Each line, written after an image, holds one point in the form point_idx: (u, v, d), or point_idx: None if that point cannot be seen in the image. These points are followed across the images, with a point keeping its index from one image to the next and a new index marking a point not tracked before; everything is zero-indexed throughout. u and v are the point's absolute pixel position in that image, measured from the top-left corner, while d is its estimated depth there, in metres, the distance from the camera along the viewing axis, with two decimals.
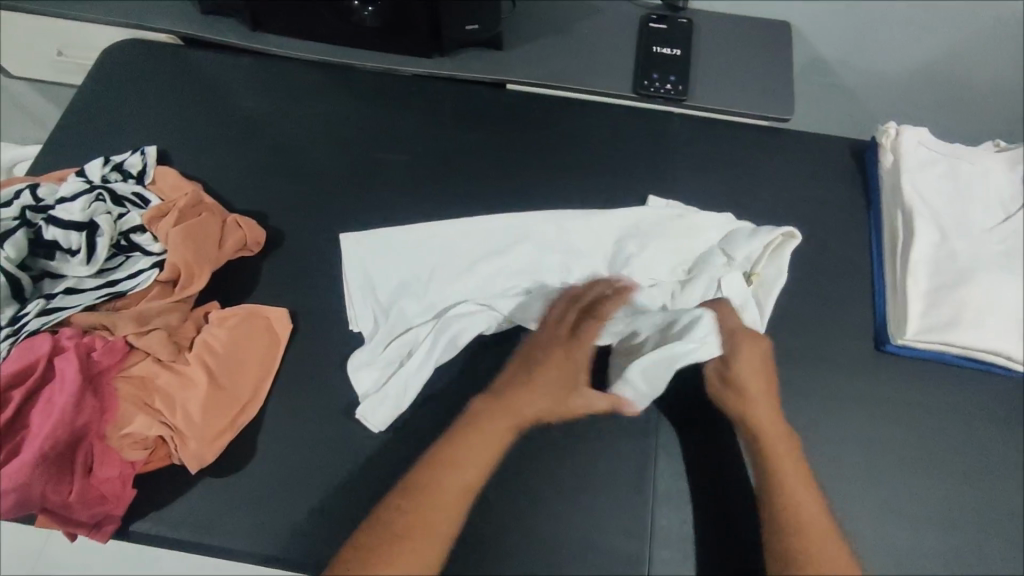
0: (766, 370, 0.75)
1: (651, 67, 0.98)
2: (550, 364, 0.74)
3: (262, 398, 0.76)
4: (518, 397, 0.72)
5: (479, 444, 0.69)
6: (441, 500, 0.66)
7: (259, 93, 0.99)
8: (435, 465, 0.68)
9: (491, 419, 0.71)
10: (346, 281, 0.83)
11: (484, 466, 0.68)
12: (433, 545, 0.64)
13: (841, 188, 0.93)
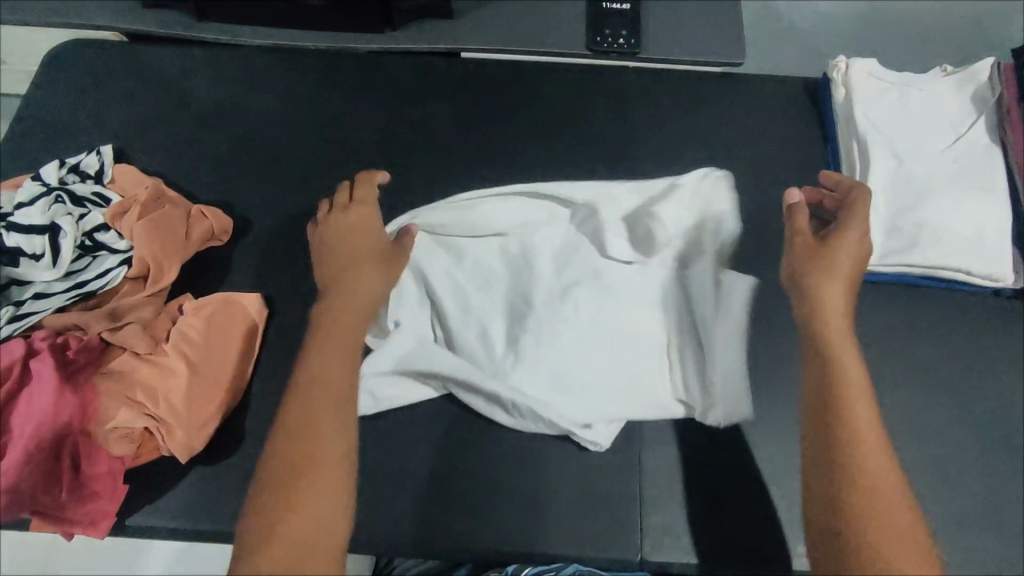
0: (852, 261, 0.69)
1: (602, 23, 0.99)
2: (342, 249, 0.75)
3: (246, 382, 0.77)
4: (349, 291, 0.72)
5: (330, 349, 0.67)
6: (321, 429, 0.61)
7: (211, 82, 0.98)
8: (310, 383, 0.64)
9: (330, 322, 0.69)
10: None
11: (344, 366, 0.66)
12: (335, 460, 0.60)
13: (797, 125, 0.95)
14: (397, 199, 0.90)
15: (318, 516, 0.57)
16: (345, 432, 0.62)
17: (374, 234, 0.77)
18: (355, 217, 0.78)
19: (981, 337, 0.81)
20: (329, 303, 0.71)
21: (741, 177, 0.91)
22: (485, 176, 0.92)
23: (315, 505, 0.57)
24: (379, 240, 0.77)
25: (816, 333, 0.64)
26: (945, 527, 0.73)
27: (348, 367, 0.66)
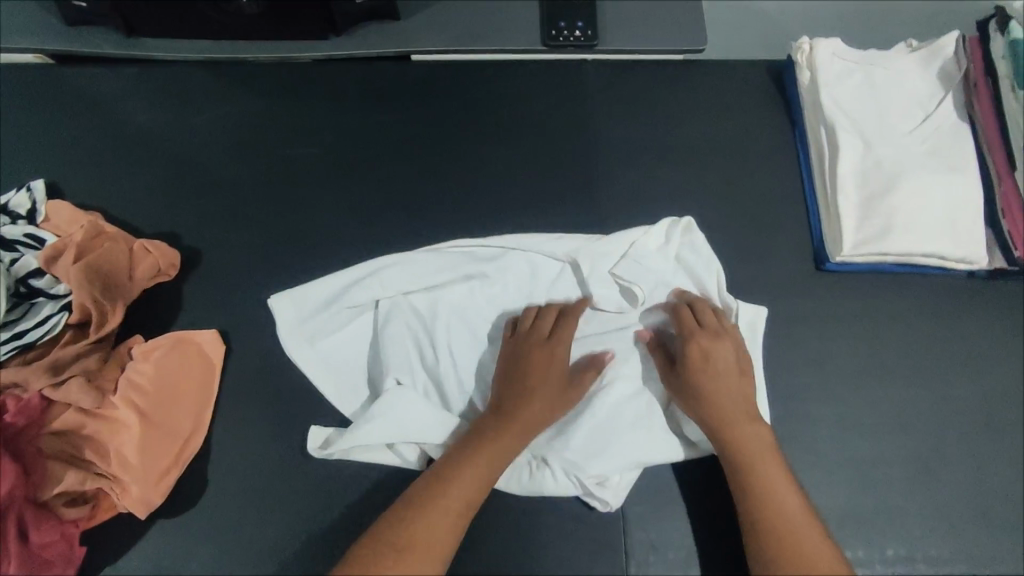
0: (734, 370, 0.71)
1: (557, 16, 0.94)
2: (533, 369, 0.71)
3: (206, 425, 0.73)
4: (519, 416, 0.69)
5: (485, 459, 0.67)
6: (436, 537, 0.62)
7: (148, 105, 0.92)
8: (440, 480, 0.65)
9: (486, 439, 0.68)
10: (306, 322, 0.77)
11: (489, 470, 0.67)
12: (426, 556, 0.60)
13: (763, 112, 0.92)
14: (354, 221, 0.86)
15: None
16: (452, 535, 0.63)
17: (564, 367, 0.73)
18: (555, 350, 0.73)
19: (959, 321, 0.80)
20: (500, 415, 0.69)
21: (710, 172, 0.88)
22: (446, 189, 0.88)
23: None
24: (563, 378, 0.72)
25: (731, 450, 0.68)
26: (934, 521, 0.72)
27: (487, 481, 0.66)
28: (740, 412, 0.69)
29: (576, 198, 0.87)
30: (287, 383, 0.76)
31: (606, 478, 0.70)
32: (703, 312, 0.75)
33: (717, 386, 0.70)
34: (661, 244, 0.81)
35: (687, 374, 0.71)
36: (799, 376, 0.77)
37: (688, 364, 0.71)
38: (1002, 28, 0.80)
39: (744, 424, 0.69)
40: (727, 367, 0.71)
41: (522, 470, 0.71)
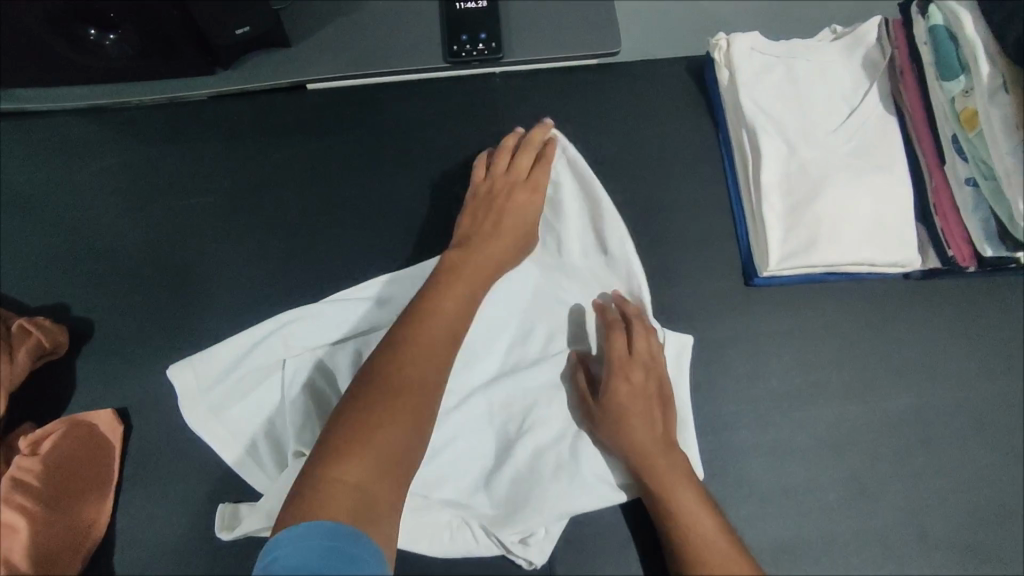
0: (648, 397, 0.69)
1: (458, 29, 0.88)
2: (500, 210, 0.74)
3: (107, 510, 0.70)
4: (488, 253, 0.71)
5: (461, 292, 0.67)
6: (429, 355, 0.61)
7: (26, 161, 0.85)
8: (426, 311, 0.64)
9: (465, 267, 0.69)
10: (205, 388, 0.72)
11: (469, 298, 0.67)
12: (427, 394, 0.59)
13: (685, 115, 0.87)
14: (256, 272, 0.80)
15: (391, 451, 0.54)
16: (444, 362, 0.62)
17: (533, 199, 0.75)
18: (522, 193, 0.75)
19: (894, 329, 0.76)
20: (468, 249, 0.71)
21: (632, 187, 0.83)
22: (352, 230, 0.82)
23: (379, 444, 0.54)
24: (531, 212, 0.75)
25: (656, 495, 0.65)
26: (871, 544, 0.70)
27: (467, 310, 0.66)
28: (654, 440, 0.67)
29: None
30: (192, 457, 0.72)
31: (532, 530, 0.67)
32: (630, 340, 0.71)
33: (632, 413, 0.68)
34: (559, 211, 0.78)
35: (604, 403, 0.69)
36: (729, 402, 0.74)
37: (608, 395, 0.68)
38: (923, 11, 0.74)
39: (657, 452, 0.66)
40: (642, 392, 0.69)
41: (442, 530, 0.68)
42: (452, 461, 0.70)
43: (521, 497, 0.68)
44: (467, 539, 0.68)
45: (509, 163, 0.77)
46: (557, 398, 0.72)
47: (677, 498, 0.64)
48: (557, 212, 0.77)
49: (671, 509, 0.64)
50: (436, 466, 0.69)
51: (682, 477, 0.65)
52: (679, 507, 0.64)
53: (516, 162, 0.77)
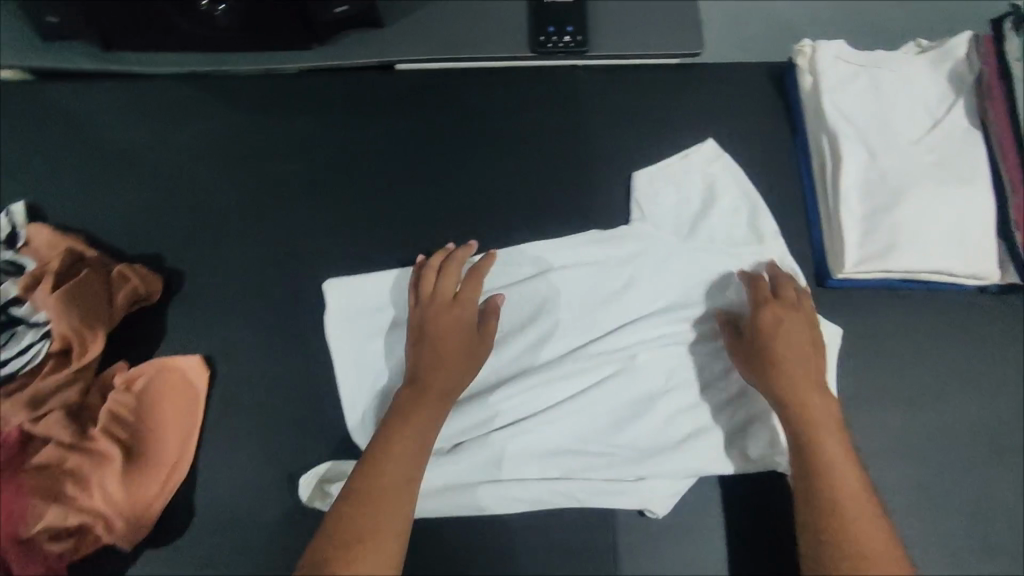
0: (809, 339, 0.72)
1: (546, 20, 0.90)
2: (445, 332, 0.73)
3: (191, 453, 0.72)
4: (436, 384, 0.71)
5: (412, 433, 0.68)
6: (388, 501, 0.63)
7: (128, 117, 0.89)
8: (382, 454, 0.66)
9: (416, 403, 0.70)
10: (352, 327, 0.78)
11: (424, 438, 0.68)
12: (392, 538, 0.62)
13: (764, 118, 0.88)
14: (344, 241, 0.84)
15: None
16: (405, 506, 0.64)
17: (473, 315, 0.74)
18: (459, 309, 0.74)
19: (967, 340, 0.77)
20: (420, 383, 0.71)
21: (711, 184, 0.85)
22: (435, 206, 0.85)
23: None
24: (475, 331, 0.74)
25: (800, 423, 0.68)
26: (934, 548, 0.71)
27: (423, 450, 0.68)
28: (806, 377, 0.69)
29: (567, 212, 0.85)
30: (274, 409, 0.75)
31: (647, 492, 0.75)
32: (782, 285, 0.75)
33: (790, 349, 0.71)
34: (721, 199, 0.83)
35: (759, 341, 0.72)
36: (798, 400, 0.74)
37: (758, 330, 0.72)
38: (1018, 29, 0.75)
39: (810, 388, 0.69)
40: (802, 333, 0.72)
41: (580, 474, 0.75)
42: (578, 425, 0.77)
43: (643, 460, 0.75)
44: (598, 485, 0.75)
45: (441, 280, 0.76)
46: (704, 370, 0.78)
47: (821, 433, 0.67)
48: (706, 201, 0.83)
49: (816, 440, 0.66)
50: (561, 429, 0.77)
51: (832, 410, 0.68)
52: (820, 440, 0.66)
53: (443, 282, 0.75)
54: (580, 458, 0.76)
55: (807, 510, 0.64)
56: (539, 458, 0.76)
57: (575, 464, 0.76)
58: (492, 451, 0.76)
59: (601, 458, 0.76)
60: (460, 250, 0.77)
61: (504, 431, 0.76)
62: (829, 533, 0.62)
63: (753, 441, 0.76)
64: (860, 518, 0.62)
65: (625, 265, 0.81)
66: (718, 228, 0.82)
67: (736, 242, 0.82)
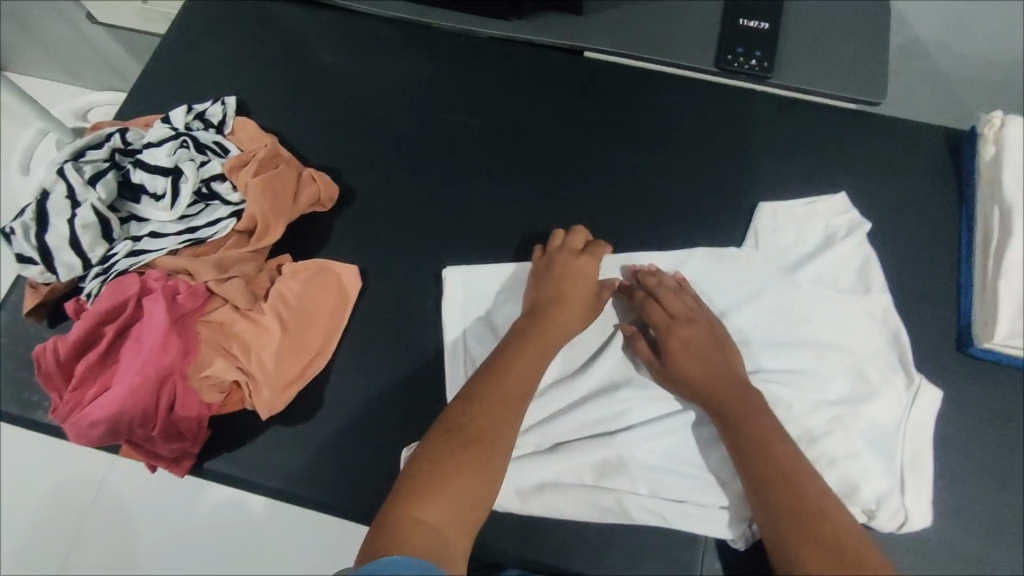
0: (703, 344, 0.75)
1: (736, 40, 0.93)
2: (569, 275, 0.77)
3: (330, 351, 0.78)
4: (558, 316, 0.75)
5: (531, 355, 0.71)
6: (497, 415, 0.66)
7: (337, 47, 0.99)
8: (492, 374, 0.69)
9: (535, 327, 0.74)
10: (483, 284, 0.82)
11: (540, 361, 0.72)
12: (499, 455, 0.64)
13: (932, 179, 0.89)
14: (503, 198, 0.89)
15: (455, 507, 0.59)
16: (510, 424, 0.66)
17: (592, 268, 0.78)
18: (584, 261, 0.78)
19: None
20: (539, 313, 0.75)
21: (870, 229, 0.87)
22: (594, 187, 0.90)
23: (453, 495, 0.60)
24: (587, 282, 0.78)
25: (721, 419, 0.71)
26: None
27: (537, 375, 0.71)
28: (715, 378, 0.73)
29: (719, 221, 0.88)
30: (411, 330, 0.81)
31: (738, 519, 0.71)
32: (668, 296, 0.78)
33: (694, 361, 0.74)
34: (854, 252, 0.84)
35: (671, 356, 0.75)
36: (908, 449, 0.75)
37: (670, 347, 0.75)
38: None
39: (720, 388, 0.72)
40: (714, 343, 0.75)
41: (675, 485, 0.73)
42: (666, 444, 0.75)
43: (728, 491, 0.72)
44: (689, 503, 0.73)
45: (564, 241, 0.81)
46: (818, 409, 0.75)
47: (738, 413, 0.70)
48: (827, 242, 0.84)
49: (748, 441, 0.68)
50: (645, 443, 0.75)
51: (762, 412, 0.70)
52: (747, 433, 0.69)
53: (573, 237, 0.81)
54: (666, 477, 0.73)
55: (766, 517, 0.65)
56: (624, 470, 0.74)
57: (660, 482, 0.73)
58: (575, 448, 0.74)
59: (686, 478, 0.73)
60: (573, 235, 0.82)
61: (590, 431, 0.75)
62: (786, 530, 0.63)
63: (866, 494, 0.72)
64: (812, 505, 0.64)
65: (750, 285, 0.82)
66: (825, 272, 0.83)
67: (842, 290, 0.82)
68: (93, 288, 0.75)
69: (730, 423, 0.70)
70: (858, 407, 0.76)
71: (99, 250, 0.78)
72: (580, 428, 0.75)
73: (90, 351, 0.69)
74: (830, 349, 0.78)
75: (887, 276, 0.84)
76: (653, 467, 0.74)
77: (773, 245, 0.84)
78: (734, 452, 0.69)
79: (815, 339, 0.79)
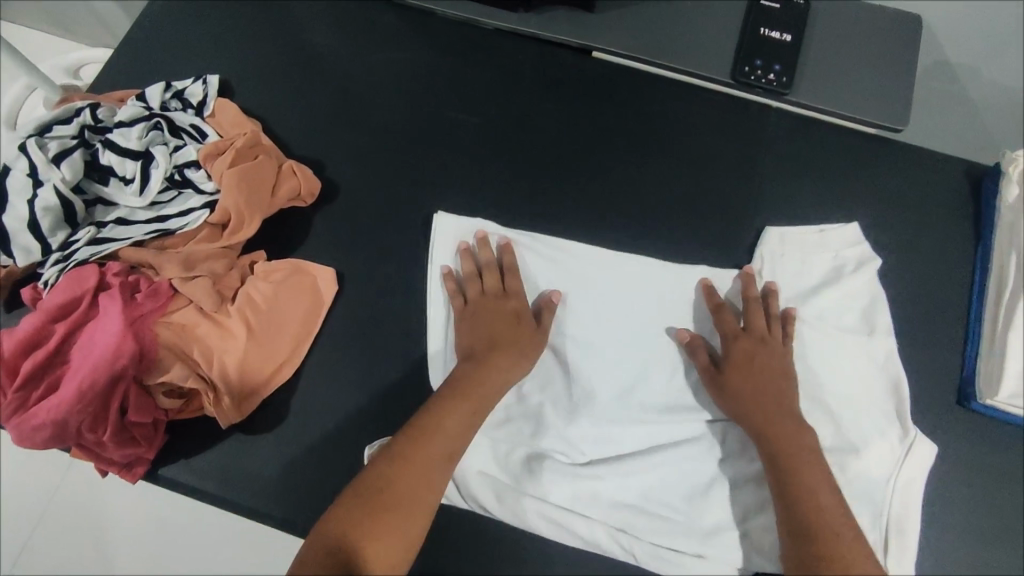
0: (777, 377, 0.73)
1: (755, 51, 0.87)
2: (500, 326, 0.75)
3: (299, 358, 0.74)
4: (484, 382, 0.71)
5: (462, 413, 0.69)
6: (415, 471, 0.65)
7: (330, 28, 0.93)
8: (421, 429, 0.67)
9: (455, 398, 0.69)
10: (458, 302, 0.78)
11: (466, 431, 0.68)
12: (421, 512, 0.64)
13: (949, 217, 0.84)
14: (495, 205, 0.84)
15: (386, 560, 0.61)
16: (433, 485, 0.65)
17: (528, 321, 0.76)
18: (513, 301, 0.76)
19: None
20: (467, 368, 0.72)
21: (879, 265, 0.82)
22: (591, 200, 0.85)
23: (388, 549, 0.61)
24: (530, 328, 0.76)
25: (774, 458, 0.69)
26: None
27: (465, 438, 0.68)
28: (775, 410, 0.71)
29: (722, 246, 0.83)
30: (385, 342, 0.77)
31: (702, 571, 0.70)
32: (755, 313, 0.76)
33: (757, 385, 0.72)
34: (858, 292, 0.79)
35: (728, 370, 0.74)
36: (895, 506, 0.71)
37: (733, 363, 0.74)
38: None
39: (783, 425, 0.70)
40: (776, 371, 0.73)
41: (642, 523, 0.71)
42: (646, 484, 0.73)
43: (702, 538, 0.71)
44: (662, 550, 0.70)
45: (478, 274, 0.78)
46: None
47: (789, 459, 0.68)
48: (838, 268, 0.80)
49: (801, 507, 0.66)
50: (624, 480, 0.73)
51: (815, 465, 0.68)
52: (802, 483, 0.67)
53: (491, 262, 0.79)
54: (641, 518, 0.71)
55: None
56: (599, 506, 0.72)
57: (635, 522, 0.71)
58: (547, 476, 0.73)
59: (660, 520, 0.71)
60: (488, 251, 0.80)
61: (569, 454, 0.74)
62: None
63: None
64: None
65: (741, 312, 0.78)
66: (829, 305, 0.79)
67: (844, 329, 0.78)
68: (50, 277, 0.71)
69: (781, 465, 0.69)
70: (842, 460, 0.73)
71: (61, 235, 0.73)
72: (552, 458, 0.74)
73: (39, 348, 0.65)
74: (824, 392, 0.76)
75: (892, 315, 0.80)
76: (625, 508, 0.72)
77: (776, 276, 0.80)
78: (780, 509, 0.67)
79: (810, 380, 0.76)
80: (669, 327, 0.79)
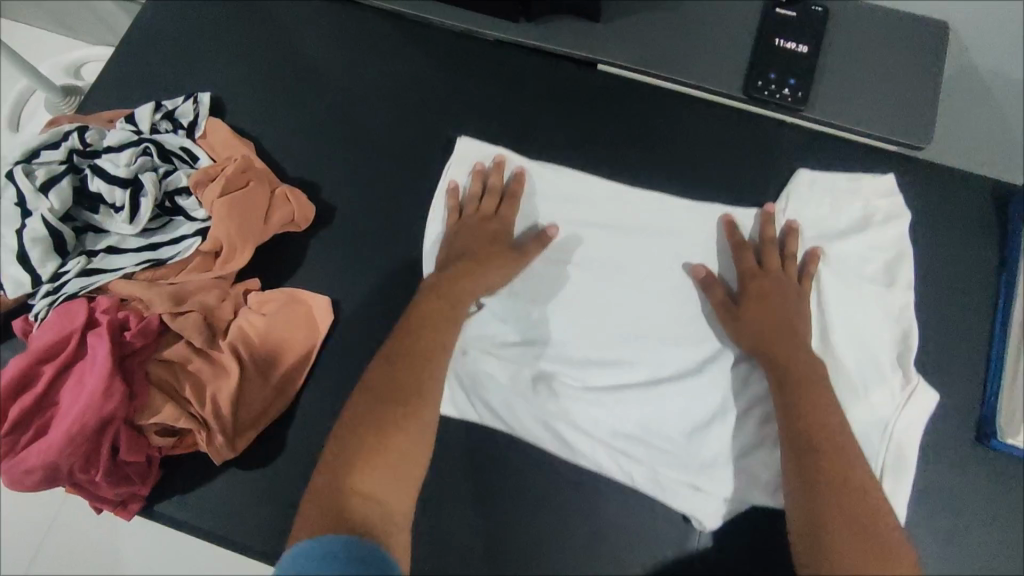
0: (783, 301, 0.72)
1: (770, 64, 0.83)
2: (478, 243, 0.75)
3: (294, 394, 0.72)
4: (460, 289, 0.72)
5: (443, 316, 0.70)
6: (407, 379, 0.66)
7: (325, 40, 0.89)
8: (411, 342, 0.68)
9: (434, 306, 0.71)
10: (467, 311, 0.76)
11: (449, 334, 0.69)
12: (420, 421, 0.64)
13: (973, 240, 0.80)
14: None
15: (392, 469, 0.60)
16: (427, 391, 0.65)
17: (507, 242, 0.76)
18: (500, 222, 0.77)
19: None
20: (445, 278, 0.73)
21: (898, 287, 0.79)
22: None
23: (394, 458, 0.61)
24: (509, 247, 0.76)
25: (782, 375, 0.68)
26: None
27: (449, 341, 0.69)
28: (773, 330, 0.70)
29: None
30: None
31: (699, 500, 0.70)
32: (767, 253, 0.76)
33: (766, 308, 0.72)
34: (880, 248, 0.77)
35: (742, 303, 0.73)
36: (892, 450, 0.70)
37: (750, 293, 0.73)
38: None
39: (789, 349, 0.69)
40: (789, 305, 0.72)
41: (640, 451, 0.72)
42: (646, 414, 0.73)
43: (700, 472, 0.71)
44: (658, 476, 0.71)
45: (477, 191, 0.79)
46: None
47: (794, 375, 0.68)
48: (868, 211, 0.79)
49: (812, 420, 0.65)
50: (625, 408, 0.73)
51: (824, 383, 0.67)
52: (810, 400, 0.66)
53: (491, 180, 0.79)
54: (639, 446, 0.72)
55: (802, 504, 0.62)
56: (600, 434, 0.72)
57: (634, 448, 0.72)
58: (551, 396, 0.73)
59: (659, 451, 0.71)
60: (492, 171, 0.80)
61: (577, 377, 0.74)
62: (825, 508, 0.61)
63: None
64: (853, 483, 0.62)
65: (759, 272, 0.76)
66: (851, 251, 0.77)
67: (864, 277, 0.77)
68: (40, 311, 0.70)
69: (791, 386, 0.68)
70: (846, 401, 0.72)
71: (50, 266, 0.71)
72: (558, 383, 0.74)
73: (28, 390, 0.64)
74: (838, 333, 0.75)
75: (915, 270, 0.79)
76: (624, 435, 0.72)
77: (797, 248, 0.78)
78: (783, 420, 0.67)
79: (820, 321, 0.75)
80: (682, 260, 0.78)
